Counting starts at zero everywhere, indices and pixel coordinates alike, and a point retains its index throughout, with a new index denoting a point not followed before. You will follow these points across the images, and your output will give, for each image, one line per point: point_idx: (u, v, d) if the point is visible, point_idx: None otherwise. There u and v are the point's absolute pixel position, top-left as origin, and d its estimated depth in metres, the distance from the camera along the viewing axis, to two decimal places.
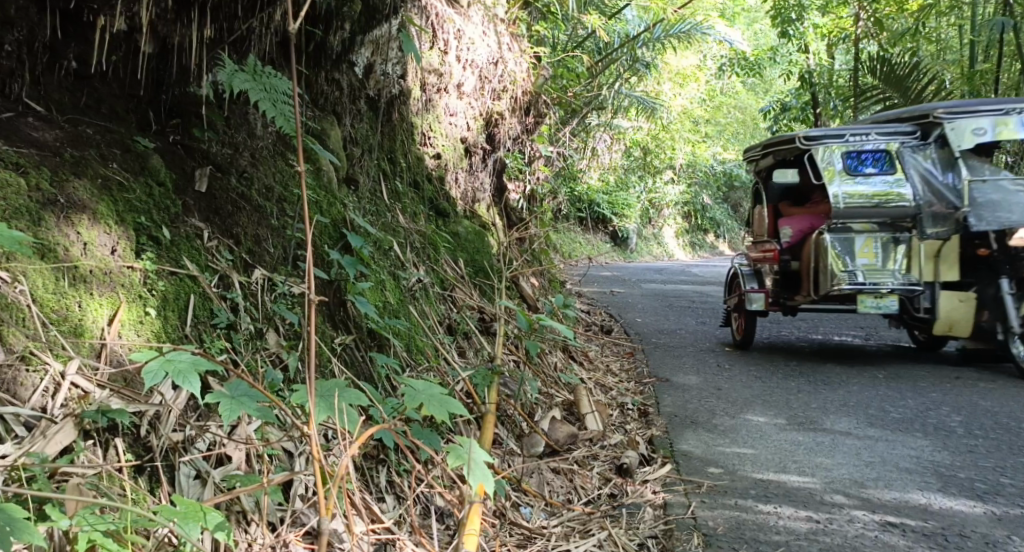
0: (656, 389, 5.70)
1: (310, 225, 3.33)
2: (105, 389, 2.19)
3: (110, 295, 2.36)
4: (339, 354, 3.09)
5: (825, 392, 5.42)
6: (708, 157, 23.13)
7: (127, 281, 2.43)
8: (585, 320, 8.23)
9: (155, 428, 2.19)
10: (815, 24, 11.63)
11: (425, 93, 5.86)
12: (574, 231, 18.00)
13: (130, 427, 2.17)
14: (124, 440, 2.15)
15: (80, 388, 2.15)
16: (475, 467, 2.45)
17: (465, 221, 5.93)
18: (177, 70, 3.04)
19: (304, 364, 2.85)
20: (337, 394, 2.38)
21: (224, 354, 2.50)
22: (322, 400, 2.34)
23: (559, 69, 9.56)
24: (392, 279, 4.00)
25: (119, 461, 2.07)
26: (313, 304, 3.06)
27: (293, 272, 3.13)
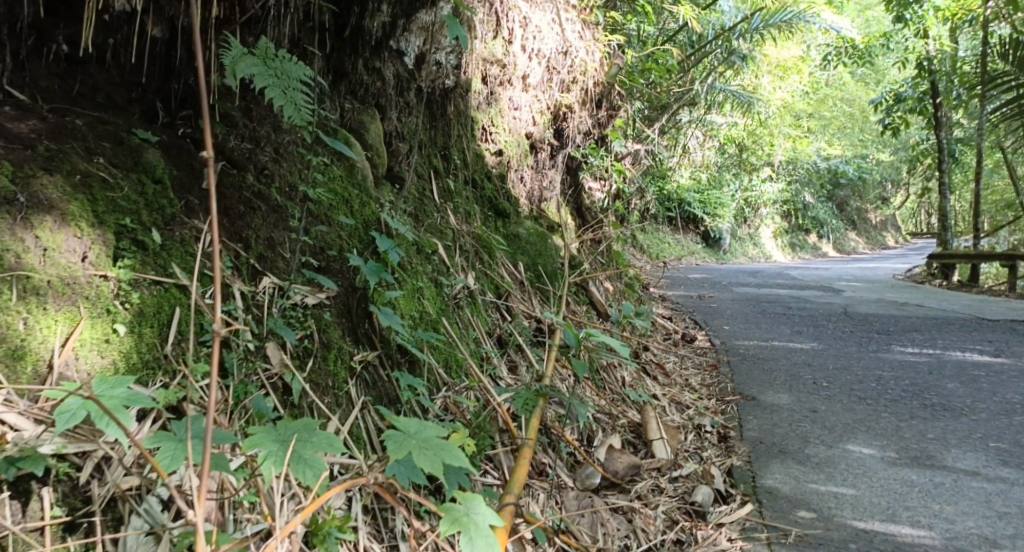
0: (740, 409, 5.20)
1: (333, 227, 3.00)
2: (43, 426, 2.12)
3: (68, 310, 2.24)
4: (358, 374, 2.73)
5: (942, 421, 4.86)
6: (810, 154, 22.15)
7: (95, 292, 2.30)
8: (663, 328, 7.73)
9: (101, 473, 2.13)
10: (935, 7, 11.25)
11: (486, 85, 5.53)
12: (662, 231, 17.34)
13: (71, 473, 2.11)
14: (60, 488, 2.09)
15: (8, 425, 2.08)
16: (473, 538, 2.14)
17: (528, 222, 5.60)
18: (184, 55, 2.78)
19: (313, 387, 2.55)
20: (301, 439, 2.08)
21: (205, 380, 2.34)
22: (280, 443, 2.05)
23: (646, 62, 9.08)
24: (434, 287, 3.67)
25: (41, 520, 2.03)
26: (328, 316, 2.72)
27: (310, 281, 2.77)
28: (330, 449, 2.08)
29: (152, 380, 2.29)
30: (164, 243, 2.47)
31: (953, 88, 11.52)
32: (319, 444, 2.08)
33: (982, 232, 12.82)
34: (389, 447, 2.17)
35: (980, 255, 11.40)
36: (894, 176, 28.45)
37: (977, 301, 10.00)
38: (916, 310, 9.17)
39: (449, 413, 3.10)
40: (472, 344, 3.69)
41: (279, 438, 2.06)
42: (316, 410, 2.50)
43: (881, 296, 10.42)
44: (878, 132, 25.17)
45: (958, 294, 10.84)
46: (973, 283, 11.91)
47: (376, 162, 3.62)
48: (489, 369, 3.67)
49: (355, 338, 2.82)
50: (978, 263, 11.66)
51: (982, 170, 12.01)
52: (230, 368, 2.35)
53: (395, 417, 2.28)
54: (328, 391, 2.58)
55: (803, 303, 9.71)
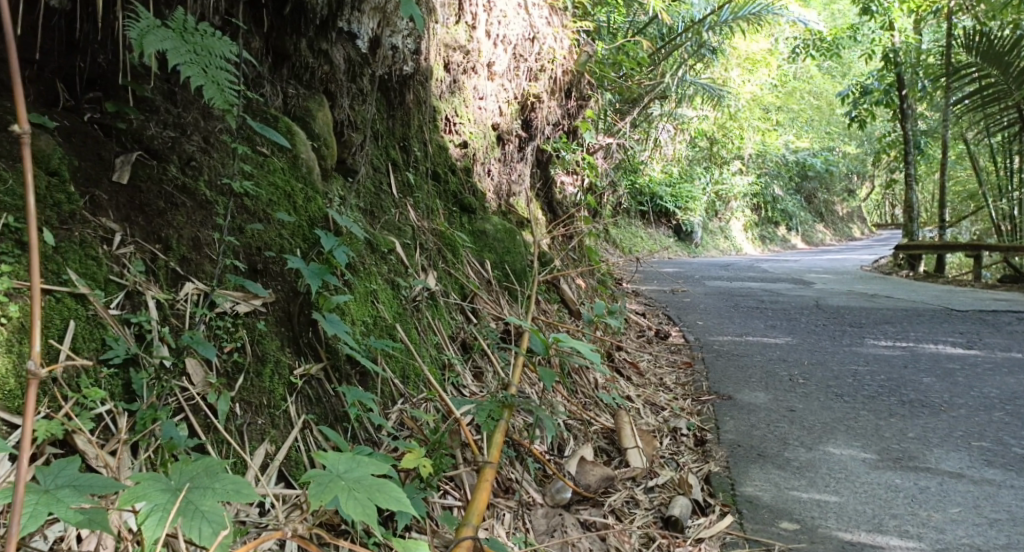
0: (716, 409, 4.96)
1: (270, 225, 2.71)
2: None
3: None
4: (301, 390, 2.43)
5: (922, 419, 4.64)
6: (779, 147, 22.10)
7: None
8: (636, 324, 7.49)
9: None
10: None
11: (449, 73, 5.26)
12: (633, 225, 17.15)
13: None
14: None
15: None
16: None
17: (494, 217, 5.35)
18: (86, 26, 2.47)
19: (244, 407, 2.27)
20: (190, 489, 1.81)
21: (103, 406, 2.02)
22: (168, 497, 1.78)
23: (618, 56, 8.85)
24: (390, 289, 3.38)
25: None
26: (262, 326, 2.43)
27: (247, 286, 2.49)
28: (232, 495, 1.81)
29: (38, 407, 1.95)
30: (58, 245, 2.14)
31: (918, 80, 11.38)
32: (215, 495, 1.81)
33: (949, 222, 12.75)
34: (312, 491, 1.88)
35: (946, 246, 11.31)
36: (861, 168, 28.53)
37: (945, 291, 9.89)
38: (888, 301, 9.01)
39: (405, 429, 2.82)
40: (431, 350, 3.41)
41: (167, 488, 1.80)
42: (246, 434, 2.23)
43: (853, 288, 10.27)
44: (844, 124, 25.21)
45: (926, 285, 10.73)
46: (940, 273, 11.81)
47: (325, 152, 3.32)
48: (451, 377, 3.40)
49: (297, 350, 2.52)
50: (944, 253, 11.57)
51: (948, 161, 11.94)
52: (137, 389, 2.09)
53: (324, 456, 2.01)
54: (260, 410, 2.29)
55: (776, 296, 9.53)
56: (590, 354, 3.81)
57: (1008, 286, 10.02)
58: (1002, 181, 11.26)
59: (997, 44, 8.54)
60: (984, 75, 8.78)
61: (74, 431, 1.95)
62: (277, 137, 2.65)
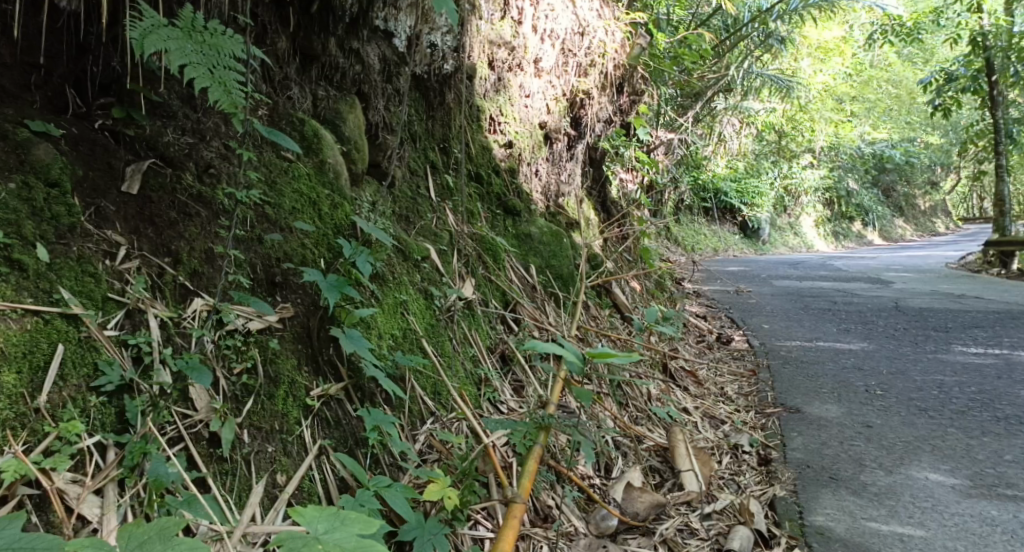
0: (782, 424, 4.68)
1: (290, 235, 2.56)
2: None
3: None
4: (314, 417, 2.30)
5: (1020, 439, 4.32)
6: (852, 139, 21.40)
7: None
8: (695, 328, 7.20)
9: None
10: None
11: (494, 70, 5.12)
12: (697, 222, 16.75)
13: None
14: None
15: None
16: None
17: (541, 220, 5.17)
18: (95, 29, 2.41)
19: (253, 434, 2.18)
20: None
21: (86, 438, 1.97)
22: None
23: (682, 49, 8.55)
24: (422, 299, 3.22)
25: None
26: (275, 345, 2.32)
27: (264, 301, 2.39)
28: None
29: (5, 445, 1.89)
30: (52, 261, 2.12)
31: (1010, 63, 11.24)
32: None
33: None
34: None
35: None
36: (941, 159, 27.48)
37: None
38: (975, 303, 8.52)
39: (434, 453, 2.65)
40: (465, 365, 3.25)
41: None
42: (254, 463, 2.14)
43: (934, 288, 9.77)
44: (925, 114, 24.35)
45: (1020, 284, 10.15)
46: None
47: (354, 156, 3.16)
48: (486, 393, 3.23)
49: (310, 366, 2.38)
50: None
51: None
52: (130, 418, 2.03)
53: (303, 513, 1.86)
54: (271, 436, 2.19)
55: (849, 297, 9.11)
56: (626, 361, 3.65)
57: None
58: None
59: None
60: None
61: (48, 471, 1.90)
62: (288, 143, 2.50)
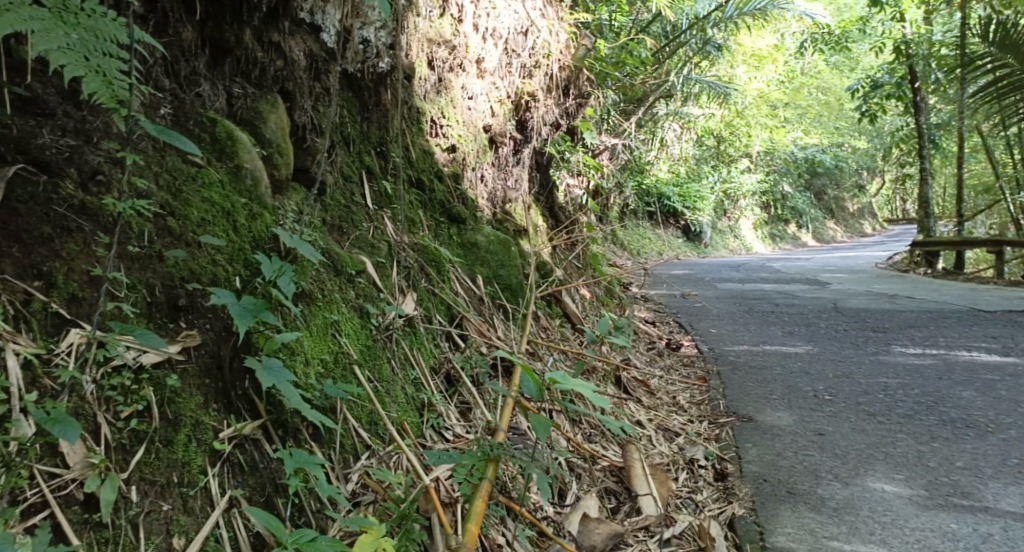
0: (735, 435, 4.47)
1: (194, 250, 2.25)
2: None
3: None
4: (221, 470, 2.02)
5: (969, 443, 4.17)
6: (787, 144, 21.64)
7: None
8: (645, 334, 6.99)
9: None
10: None
11: (434, 71, 4.82)
12: (641, 226, 16.64)
13: None
14: None
15: None
16: None
17: (488, 227, 4.91)
18: None
19: (142, 492, 1.89)
20: None
21: None
22: None
23: (623, 54, 8.45)
24: (357, 318, 2.91)
25: None
26: (173, 384, 2.03)
27: (160, 330, 2.09)
28: None
29: None
30: None
31: (930, 71, 11.57)
32: None
33: (965, 215, 12.41)
34: None
35: (964, 242, 10.88)
36: (869, 163, 28.04)
37: (970, 290, 9.36)
38: (909, 302, 8.50)
39: (368, 494, 2.34)
40: (406, 389, 2.95)
41: None
42: (144, 526, 1.85)
43: (871, 288, 9.76)
44: (855, 118, 24.81)
45: (949, 283, 10.21)
46: (959, 270, 11.33)
47: (277, 161, 2.85)
48: (429, 419, 2.95)
49: (212, 404, 2.08)
50: (964, 250, 11.07)
51: (962, 155, 11.66)
52: None
53: None
54: (168, 492, 1.92)
55: (792, 299, 9.03)
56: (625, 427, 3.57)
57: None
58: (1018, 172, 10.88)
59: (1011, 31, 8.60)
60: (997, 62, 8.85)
61: None
62: (187, 146, 2.22)
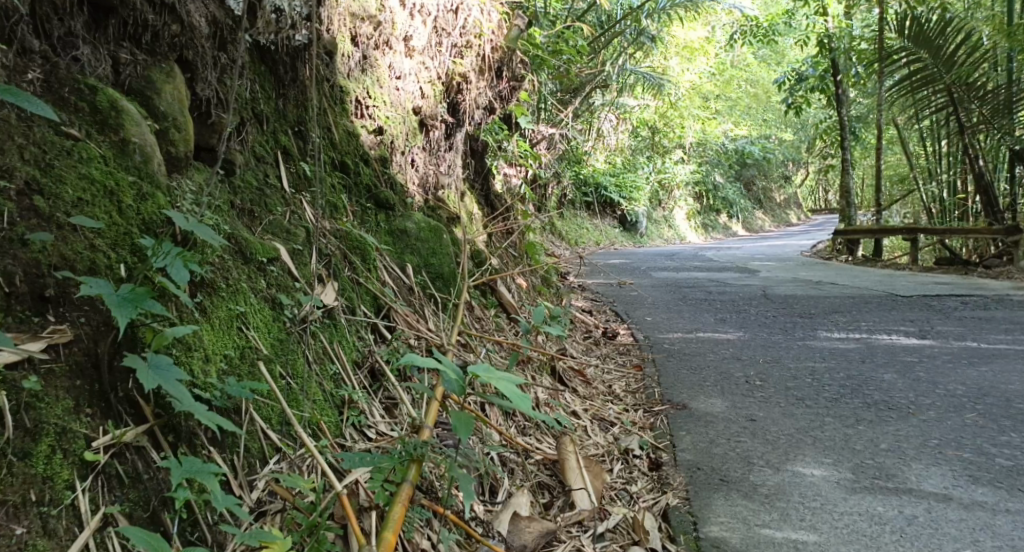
0: (669, 423, 4.34)
1: (63, 232, 2.02)
2: None
3: None
4: (92, 484, 1.80)
5: (893, 425, 4.09)
6: (718, 135, 21.83)
7: None
8: (582, 324, 6.84)
9: None
10: None
11: (358, 48, 4.57)
12: (578, 216, 16.57)
13: None
14: None
15: None
16: None
17: (417, 214, 4.68)
18: None
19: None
20: None
21: None
22: None
23: (558, 43, 8.34)
24: (269, 310, 2.67)
25: None
26: (31, 386, 1.79)
27: (18, 325, 1.85)
28: None
29: None
30: None
31: (852, 64, 11.77)
32: None
33: (884, 205, 12.62)
34: None
35: (881, 230, 11.02)
36: (796, 156, 28.55)
37: (886, 275, 9.47)
38: (835, 288, 8.53)
39: (275, 502, 2.10)
40: (323, 385, 2.72)
41: None
42: None
43: (798, 275, 9.79)
44: (783, 111, 25.22)
45: (866, 269, 10.32)
46: (876, 257, 11.48)
47: (173, 136, 2.62)
48: (350, 416, 2.72)
49: (86, 407, 1.86)
50: (881, 238, 11.22)
51: (881, 145, 11.82)
52: None
53: None
54: (22, 513, 1.69)
55: (723, 286, 9.00)
56: (561, 418, 3.32)
57: (944, 267, 9.57)
58: (930, 163, 11.07)
59: (927, 27, 8.61)
60: (914, 58, 8.83)
61: None
62: (39, 108, 1.97)
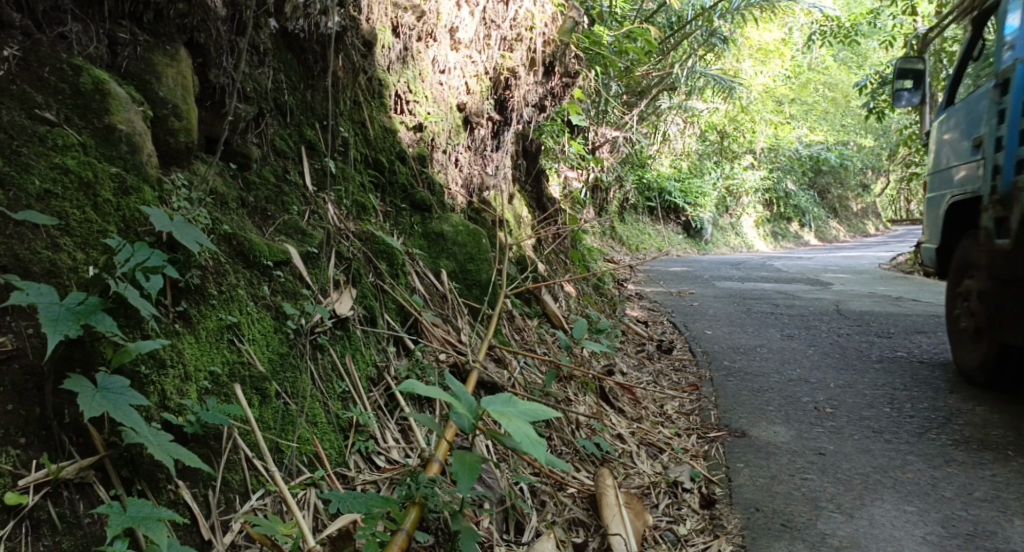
0: (727, 452, 3.98)
1: (20, 229, 1.88)
2: None
3: None
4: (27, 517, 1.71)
5: (988, 469, 3.69)
6: (791, 141, 21.17)
7: None
8: (635, 336, 6.46)
9: None
10: None
11: (399, 39, 4.33)
12: (642, 221, 16.14)
13: None
14: None
15: None
16: None
17: (456, 215, 4.39)
18: None
19: None
20: None
21: None
22: None
23: (628, 41, 8.01)
24: (274, 323, 2.41)
25: None
26: None
27: None
28: None
29: None
30: None
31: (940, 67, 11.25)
32: None
33: None
34: None
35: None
36: (874, 163, 27.58)
37: None
38: (914, 305, 8.00)
39: (250, 548, 1.89)
40: (327, 405, 2.44)
41: None
42: None
43: (874, 291, 9.20)
44: (861, 117, 24.38)
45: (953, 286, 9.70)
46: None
47: (174, 125, 2.36)
48: (357, 442, 2.43)
49: (18, 436, 1.75)
50: None
51: None
52: None
53: None
54: None
55: (792, 299, 8.50)
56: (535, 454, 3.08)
57: None
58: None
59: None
60: None
61: None
62: None
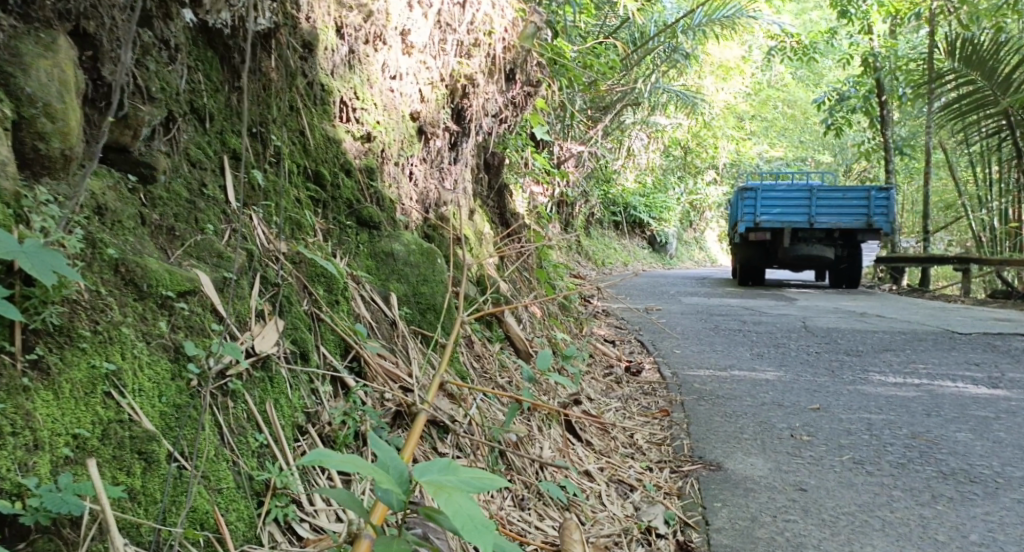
0: (702, 489, 3.60)
1: None
2: None
3: None
4: None
5: (980, 506, 3.35)
6: (752, 156, 21.21)
7: None
8: (602, 357, 6.09)
9: None
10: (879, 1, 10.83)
11: (344, 40, 3.93)
12: (606, 236, 15.85)
13: None
14: None
15: None
16: None
17: (405, 231, 3.99)
18: None
19: None
20: None
21: None
22: None
23: (589, 55, 7.73)
24: (178, 366, 2.00)
25: None
26: None
27: None
28: None
29: None
30: None
31: (897, 85, 11.25)
32: None
33: (931, 232, 11.90)
34: None
35: (932, 258, 10.41)
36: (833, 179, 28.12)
37: (938, 309, 8.69)
38: (882, 322, 7.73)
39: None
40: (237, 465, 2.03)
41: None
42: None
43: (842, 306, 8.95)
44: (819, 133, 24.51)
45: (917, 301, 9.53)
46: (922, 287, 10.88)
47: (45, 127, 1.99)
48: (274, 511, 2.01)
49: None
50: (929, 266, 10.64)
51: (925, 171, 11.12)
52: None
53: None
54: None
55: (759, 315, 8.20)
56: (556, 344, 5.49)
57: (1001, 305, 8.83)
58: (981, 191, 11.23)
59: (981, 47, 8.45)
60: (964, 80, 8.76)
61: None
62: None
